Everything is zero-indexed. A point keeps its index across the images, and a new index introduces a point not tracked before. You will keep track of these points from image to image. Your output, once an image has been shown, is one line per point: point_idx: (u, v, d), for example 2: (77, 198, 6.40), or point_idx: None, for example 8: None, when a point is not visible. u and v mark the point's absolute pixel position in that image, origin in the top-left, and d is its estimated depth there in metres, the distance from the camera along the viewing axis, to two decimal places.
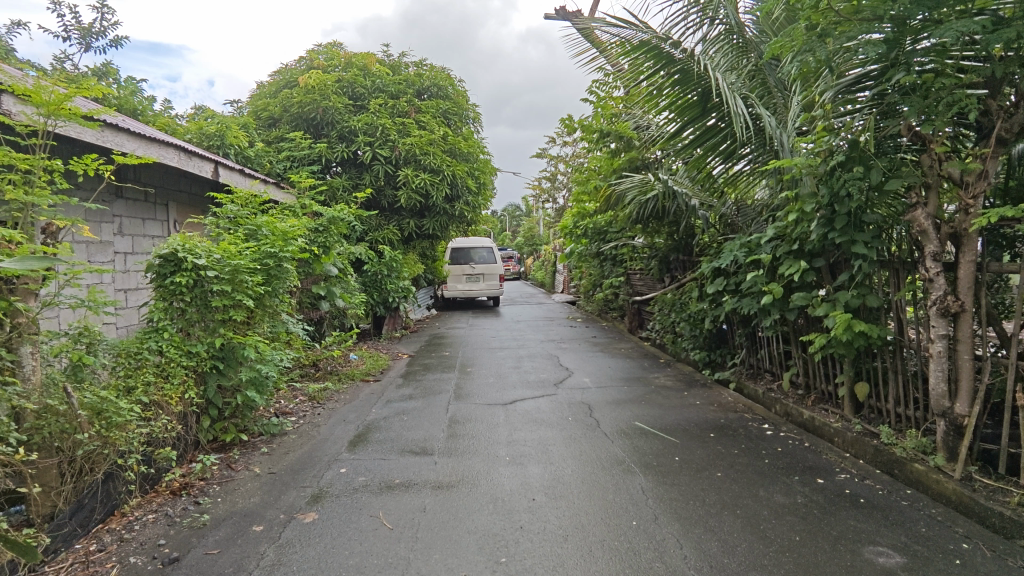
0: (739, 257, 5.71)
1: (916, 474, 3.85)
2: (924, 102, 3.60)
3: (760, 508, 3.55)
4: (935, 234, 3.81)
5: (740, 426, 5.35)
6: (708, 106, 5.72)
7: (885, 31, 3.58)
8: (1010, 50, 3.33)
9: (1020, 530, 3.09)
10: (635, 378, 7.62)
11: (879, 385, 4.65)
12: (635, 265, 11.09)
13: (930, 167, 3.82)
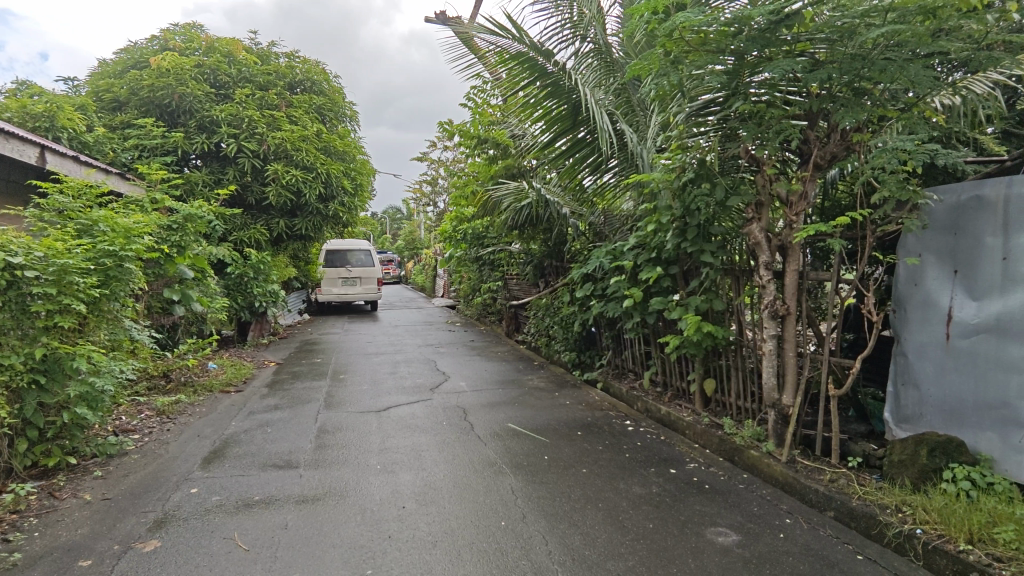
0: (605, 263, 6.06)
1: (752, 460, 4.31)
2: (758, 129, 4.05)
3: (620, 500, 3.78)
4: (767, 245, 4.30)
5: (605, 423, 5.66)
6: (579, 120, 6.01)
7: (727, 63, 3.96)
8: (823, 89, 3.86)
9: (829, 503, 3.57)
10: (510, 381, 7.78)
11: (723, 381, 5.16)
12: (512, 270, 11.35)
13: (763, 187, 4.32)
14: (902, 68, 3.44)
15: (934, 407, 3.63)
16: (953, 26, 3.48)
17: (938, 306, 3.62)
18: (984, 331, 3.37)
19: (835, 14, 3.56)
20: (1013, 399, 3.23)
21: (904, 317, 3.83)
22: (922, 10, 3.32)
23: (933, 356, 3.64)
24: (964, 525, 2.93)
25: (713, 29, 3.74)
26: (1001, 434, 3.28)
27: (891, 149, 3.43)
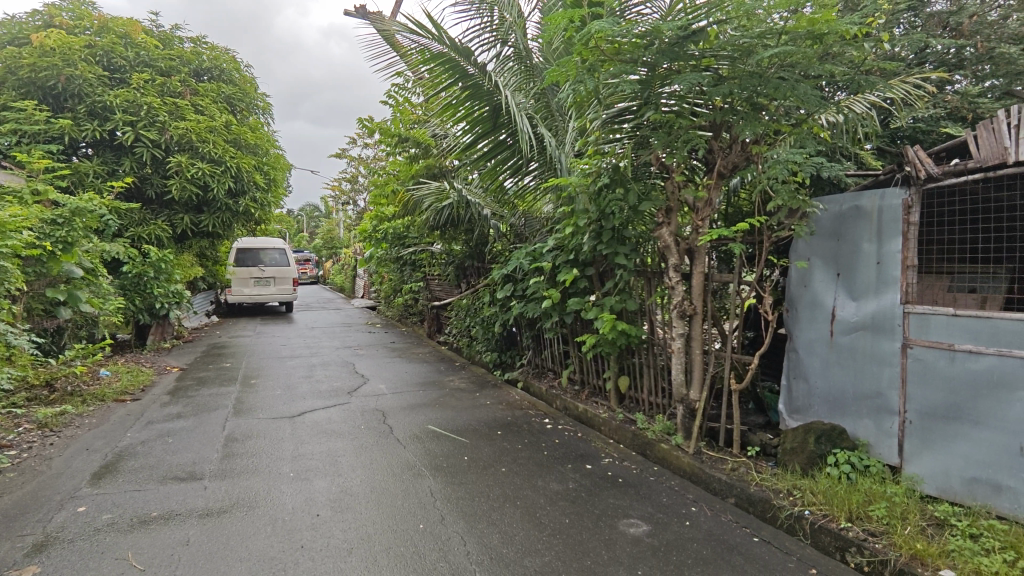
0: (524, 264, 6.15)
1: (662, 452, 4.52)
2: (668, 138, 4.27)
3: (537, 497, 3.85)
4: (676, 249, 4.54)
5: (524, 422, 5.75)
6: (500, 122, 6.06)
7: (640, 74, 4.14)
8: (726, 102, 4.12)
9: (730, 490, 3.82)
10: (431, 382, 7.73)
11: (636, 378, 5.39)
12: (434, 270, 11.28)
13: (672, 193, 4.56)
14: (794, 86, 3.75)
15: (821, 397, 3.98)
16: (836, 51, 3.83)
17: (824, 306, 3.97)
18: (862, 328, 3.73)
19: (737, 33, 3.82)
20: (885, 389, 3.60)
21: (795, 316, 4.16)
22: (810, 34, 3.63)
23: (820, 352, 3.99)
24: (845, 505, 3.23)
25: (627, 40, 3.90)
26: (875, 420, 3.65)
27: (784, 160, 3.72)
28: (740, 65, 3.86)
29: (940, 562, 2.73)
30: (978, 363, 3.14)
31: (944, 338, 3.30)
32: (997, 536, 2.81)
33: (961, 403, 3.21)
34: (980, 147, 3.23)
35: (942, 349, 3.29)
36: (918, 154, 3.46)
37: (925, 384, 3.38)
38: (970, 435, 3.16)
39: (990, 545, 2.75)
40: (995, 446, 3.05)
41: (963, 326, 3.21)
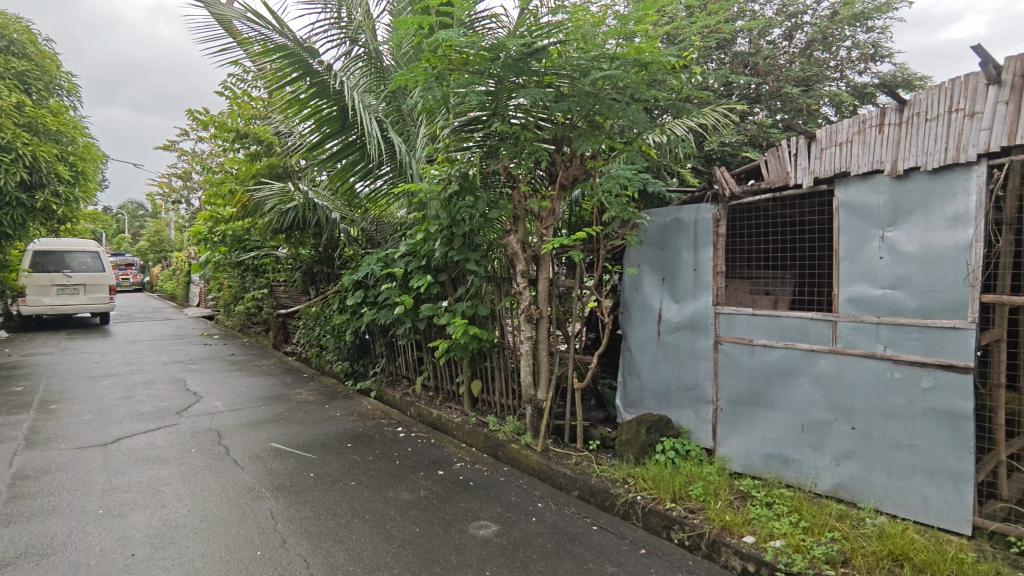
0: (375, 270, 5.99)
1: (512, 452, 4.66)
2: (515, 149, 4.44)
3: (387, 509, 3.77)
4: (523, 255, 4.74)
5: (376, 432, 5.60)
6: (349, 123, 5.86)
7: (489, 86, 4.25)
8: (566, 118, 4.39)
9: (573, 484, 4.05)
10: (275, 396, 7.22)
11: (488, 381, 5.53)
12: (280, 276, 10.58)
13: (519, 202, 4.77)
14: (624, 108, 4.12)
15: (650, 391, 4.39)
16: (659, 78, 4.27)
17: (652, 308, 4.38)
18: (682, 327, 4.18)
19: (575, 54, 4.09)
20: (701, 381, 4.07)
21: (629, 318, 4.55)
22: (637, 62, 4.00)
23: (649, 350, 4.40)
24: (669, 487, 3.57)
25: (474, 52, 4.00)
26: (694, 409, 4.12)
27: (617, 176, 4.08)
28: (578, 84, 4.14)
29: (743, 529, 3.13)
30: (771, 355, 3.66)
31: (745, 334, 3.81)
32: (786, 502, 3.30)
33: (758, 389, 3.73)
34: (769, 170, 3.77)
35: (744, 343, 3.80)
36: (723, 175, 3.96)
37: (732, 375, 3.87)
38: (766, 417, 3.68)
39: (780, 510, 3.22)
40: (784, 425, 3.59)
41: (759, 324, 3.73)
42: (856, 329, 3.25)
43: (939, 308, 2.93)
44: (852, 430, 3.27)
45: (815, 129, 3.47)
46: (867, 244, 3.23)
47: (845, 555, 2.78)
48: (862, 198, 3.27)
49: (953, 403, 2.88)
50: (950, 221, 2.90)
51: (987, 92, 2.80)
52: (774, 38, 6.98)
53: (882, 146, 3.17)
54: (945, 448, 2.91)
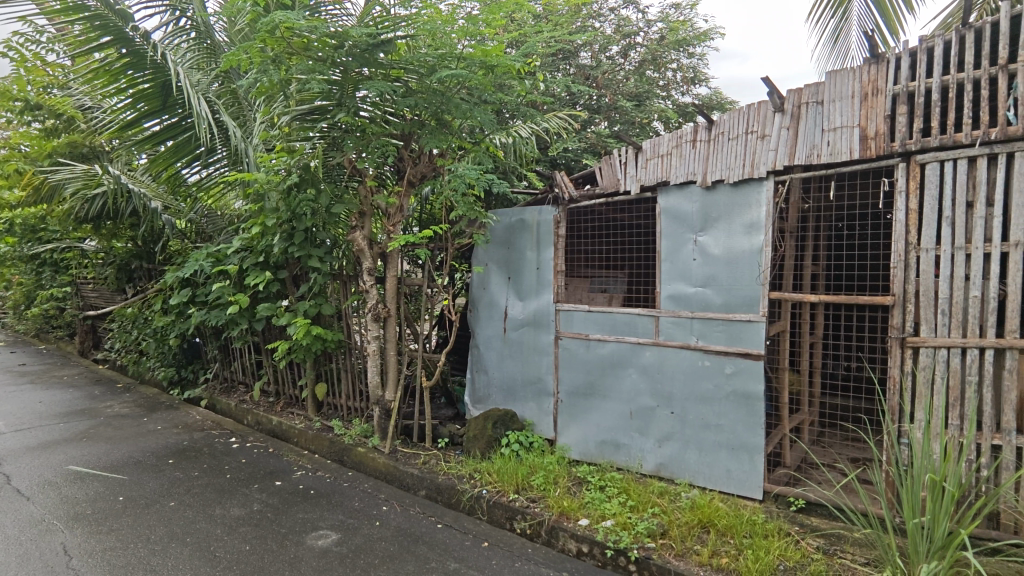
0: (205, 266, 5.41)
1: (359, 456, 4.50)
2: (360, 142, 4.27)
3: (213, 528, 3.43)
4: (369, 252, 4.59)
5: (204, 444, 5.08)
6: (171, 100, 5.23)
7: (333, 74, 4.05)
8: (414, 114, 4.32)
9: (420, 484, 4.01)
10: (78, 411, 6.24)
11: (334, 384, 5.29)
12: (87, 273, 9.17)
13: (365, 198, 4.59)
14: (471, 108, 4.16)
15: (497, 386, 4.54)
16: (504, 82, 4.37)
17: (498, 305, 4.54)
18: (526, 324, 4.36)
19: (422, 51, 4.04)
20: (544, 374, 4.27)
21: (477, 315, 4.67)
22: (483, 64, 4.05)
23: (496, 346, 4.55)
24: (513, 479, 3.68)
25: (315, 37, 3.79)
26: (537, 402, 4.32)
27: (462, 175, 4.10)
28: (426, 81, 4.09)
29: (579, 513, 3.32)
30: (604, 348, 3.94)
31: (582, 329, 4.06)
32: (617, 484, 3.56)
33: (594, 381, 3.99)
34: (603, 177, 4.05)
35: (581, 338, 4.05)
36: (563, 179, 4.17)
37: (571, 368, 4.11)
38: (600, 407, 3.96)
39: (611, 492, 3.47)
40: (615, 413, 3.88)
41: (594, 320, 3.99)
42: (674, 323, 3.61)
43: (739, 304, 3.36)
44: (671, 414, 3.63)
45: (641, 141, 3.80)
46: (682, 247, 3.60)
47: (664, 527, 3.07)
48: (679, 206, 3.63)
49: (748, 386, 3.32)
50: (747, 227, 3.33)
51: (774, 117, 3.26)
52: (613, 54, 7.52)
53: (694, 159, 3.55)
54: (743, 425, 3.34)
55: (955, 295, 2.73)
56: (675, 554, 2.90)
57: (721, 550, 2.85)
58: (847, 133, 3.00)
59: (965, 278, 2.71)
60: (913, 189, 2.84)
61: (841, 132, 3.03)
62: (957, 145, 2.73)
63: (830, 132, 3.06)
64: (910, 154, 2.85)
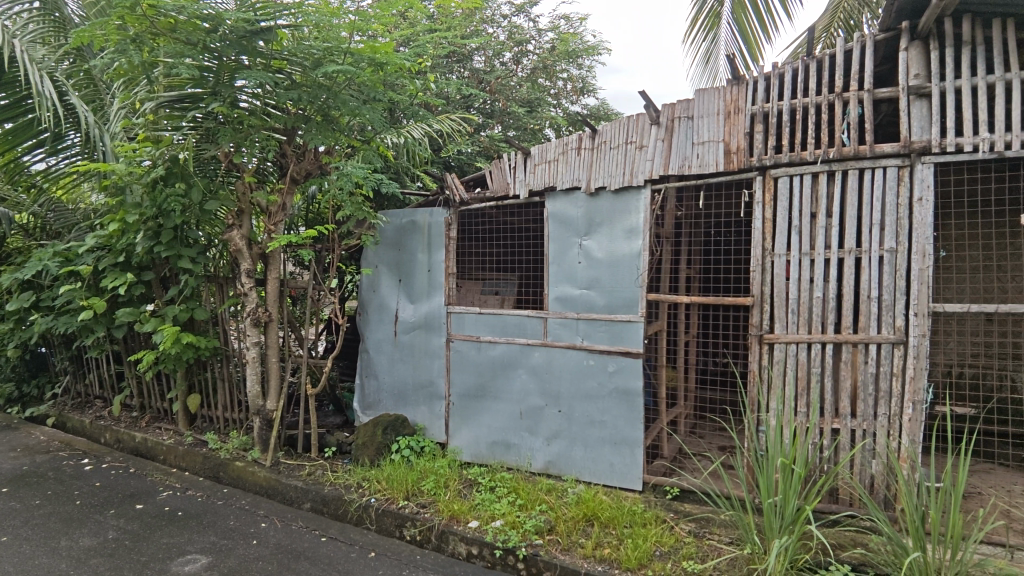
0: (51, 267, 4.80)
1: (236, 471, 4.18)
2: (237, 135, 3.98)
3: (56, 563, 3.04)
4: (248, 253, 4.29)
5: (50, 469, 4.49)
6: (7, 77, 4.57)
7: (205, 60, 3.75)
8: (299, 109, 4.11)
9: (304, 496, 3.81)
10: None
11: (209, 394, 4.90)
12: None
13: (243, 195, 4.26)
14: (359, 106, 4.01)
15: (387, 391, 4.44)
16: (395, 81, 4.27)
17: (389, 308, 4.44)
18: (417, 327, 4.31)
19: (306, 42, 3.85)
20: (435, 378, 4.23)
21: (366, 318, 4.54)
22: (371, 62, 3.91)
23: (386, 350, 4.45)
24: (402, 485, 3.60)
25: (183, 19, 3.50)
26: (429, 406, 4.27)
27: (349, 174, 3.94)
28: (310, 74, 3.89)
29: (469, 515, 3.32)
30: (494, 350, 3.98)
31: (473, 331, 4.07)
32: (507, 484, 3.60)
33: (485, 383, 4.02)
34: (493, 181, 4.09)
35: (472, 340, 4.06)
36: (454, 181, 4.16)
37: (462, 370, 4.11)
38: (491, 408, 3.99)
39: (501, 492, 3.51)
40: (506, 414, 3.93)
41: (485, 322, 4.02)
42: (562, 324, 3.72)
43: (620, 305, 3.53)
44: (559, 412, 3.74)
45: (529, 147, 3.89)
46: (569, 250, 3.72)
47: (551, 523, 3.15)
48: (565, 210, 3.76)
49: (629, 383, 3.50)
50: (627, 232, 3.51)
51: (650, 129, 3.47)
52: (506, 61, 7.66)
53: (579, 166, 3.69)
54: (624, 420, 3.52)
55: (802, 297, 3.05)
56: (561, 548, 2.98)
57: (604, 542, 2.97)
58: (713, 147, 3.26)
59: (810, 281, 3.04)
60: (768, 200, 3.14)
61: (708, 145, 3.28)
62: (803, 162, 3.06)
63: (699, 146, 3.31)
64: (766, 168, 3.15)
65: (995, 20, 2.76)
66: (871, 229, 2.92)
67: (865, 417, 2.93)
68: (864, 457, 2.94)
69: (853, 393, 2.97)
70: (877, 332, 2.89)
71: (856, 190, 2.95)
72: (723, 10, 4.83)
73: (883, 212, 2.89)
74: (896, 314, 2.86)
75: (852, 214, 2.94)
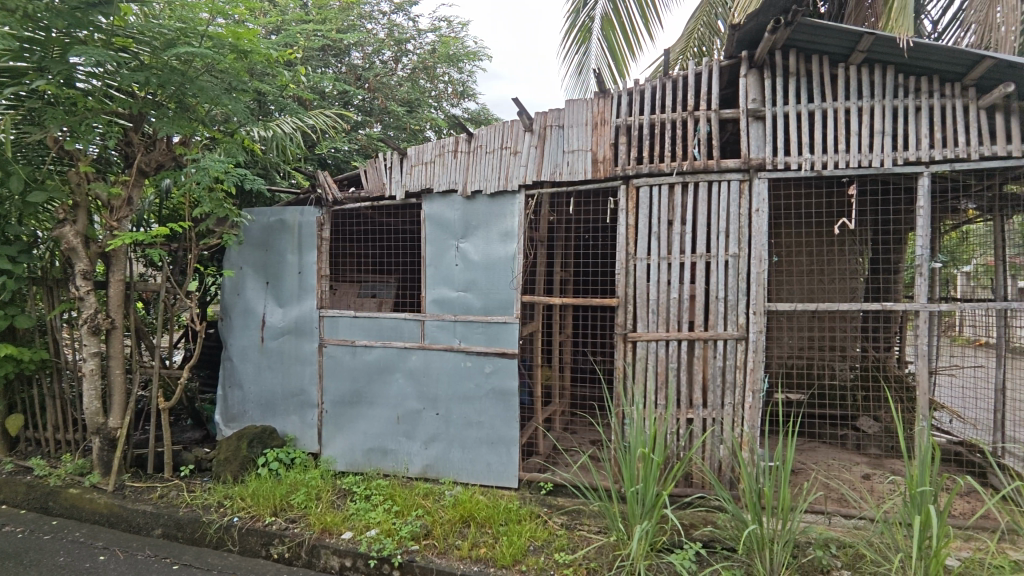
0: None
1: (69, 500, 3.68)
2: (70, 118, 3.51)
3: None
4: (84, 252, 3.79)
5: None
6: None
7: (28, 30, 3.27)
8: (148, 93, 3.72)
9: (155, 522, 3.44)
10: None
11: (36, 414, 4.27)
12: None
13: (78, 186, 3.77)
14: (220, 94, 3.69)
15: (253, 402, 4.15)
16: (262, 70, 3.99)
17: (255, 313, 4.16)
18: (286, 332, 4.07)
19: (156, 21, 3.49)
20: (307, 386, 4.02)
21: (229, 324, 4.21)
22: (234, 48, 3.61)
23: (252, 358, 4.15)
24: (268, 501, 3.37)
25: None
26: (300, 415, 4.05)
27: (207, 168, 3.62)
28: (160, 55, 3.51)
29: (342, 526, 3.19)
30: (370, 354, 3.87)
31: (348, 335, 3.93)
32: (382, 491, 3.51)
33: (360, 388, 3.89)
34: (368, 180, 3.98)
35: (347, 345, 3.91)
36: (326, 179, 3.98)
37: (336, 376, 3.95)
38: (367, 414, 3.87)
39: (376, 500, 3.41)
40: (382, 419, 3.84)
41: (360, 325, 3.90)
42: (439, 326, 3.71)
43: (496, 307, 3.59)
44: (436, 415, 3.72)
45: (405, 148, 3.84)
46: (446, 253, 3.72)
47: (427, 528, 3.12)
48: (441, 213, 3.75)
49: (504, 383, 3.57)
50: (503, 235, 3.59)
51: (524, 135, 3.59)
52: (385, 59, 7.50)
53: (456, 169, 3.71)
54: (500, 420, 3.58)
55: (661, 297, 3.31)
56: (438, 552, 2.96)
57: (480, 541, 3.00)
58: (582, 156, 3.43)
59: (668, 283, 3.30)
60: (631, 208, 3.36)
61: (578, 154, 3.45)
62: (660, 173, 3.31)
63: (569, 154, 3.47)
64: (629, 178, 3.37)
65: (814, 56, 3.17)
66: (718, 235, 3.23)
67: (714, 407, 3.22)
68: (713, 443, 3.24)
69: (704, 385, 3.26)
70: (723, 329, 3.21)
71: (706, 200, 3.25)
72: (593, 26, 5.09)
73: (727, 221, 3.21)
74: (739, 313, 3.19)
75: (702, 222, 3.24)
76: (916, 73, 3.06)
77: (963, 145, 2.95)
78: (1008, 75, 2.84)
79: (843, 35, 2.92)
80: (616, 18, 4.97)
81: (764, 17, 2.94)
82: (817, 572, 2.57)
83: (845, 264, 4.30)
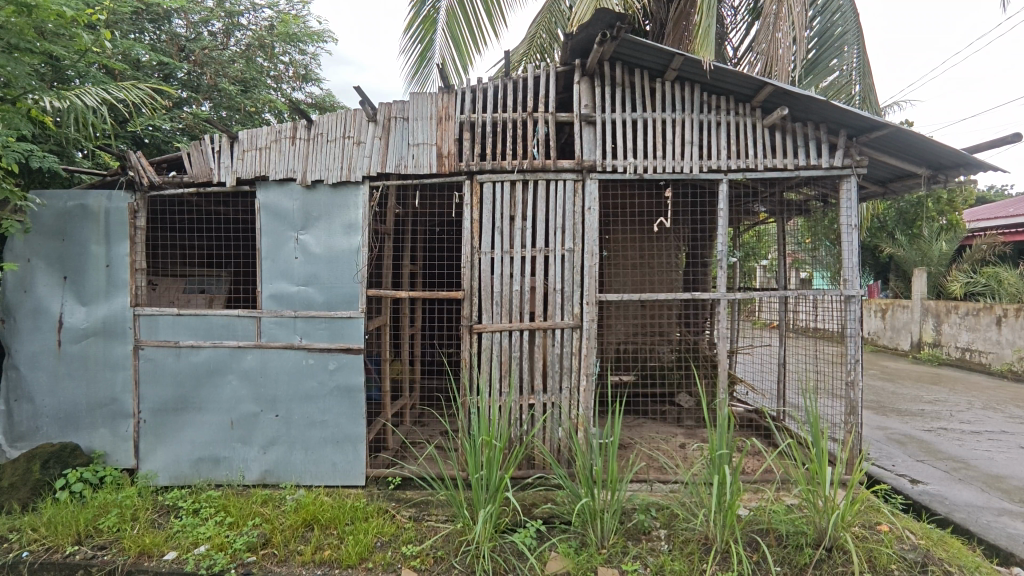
0: None
1: None
2: None
3: None
4: None
5: None
6: None
7: None
8: None
9: None
10: None
11: None
12: None
13: None
14: None
15: (48, 416, 3.57)
16: (54, 31, 3.40)
17: (50, 312, 3.57)
18: (91, 334, 3.56)
19: None
20: (119, 394, 3.56)
21: (12, 327, 3.55)
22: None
23: (46, 365, 3.57)
24: (69, 529, 2.93)
25: None
26: (110, 428, 3.57)
27: None
28: None
29: (164, 546, 2.88)
30: (197, 356, 3.53)
31: (170, 336, 3.54)
32: (213, 504, 3.23)
33: (186, 393, 3.54)
34: (192, 165, 3.60)
35: (168, 347, 3.53)
36: (139, 161, 3.51)
37: (155, 382, 3.55)
38: (195, 421, 3.54)
39: (206, 514, 3.13)
40: (212, 425, 3.53)
41: (184, 325, 3.53)
42: (277, 323, 3.49)
43: (339, 302, 3.47)
44: (275, 418, 3.51)
45: (236, 131, 3.55)
46: (283, 245, 3.50)
47: (265, 536, 2.93)
48: (278, 202, 3.52)
49: (350, 379, 3.48)
50: (346, 228, 3.48)
51: (368, 127, 3.53)
52: (214, 31, 6.84)
53: (294, 157, 3.52)
54: (346, 417, 3.49)
55: (503, 289, 3.44)
56: (277, 561, 2.81)
57: (323, 544, 2.90)
58: (426, 149, 3.46)
59: (509, 275, 3.45)
60: (475, 203, 3.44)
61: (422, 148, 3.48)
62: (502, 170, 3.44)
63: (414, 147, 3.49)
64: (473, 174, 3.46)
65: (636, 69, 3.51)
66: (555, 230, 3.45)
67: (553, 391, 3.45)
68: (552, 425, 3.47)
69: (543, 371, 3.46)
70: (559, 319, 3.44)
71: (544, 197, 3.44)
72: (438, 15, 5.07)
73: (564, 217, 3.45)
74: (574, 303, 3.43)
75: (541, 219, 3.43)
76: (717, 93, 3.52)
77: (752, 157, 3.45)
78: (784, 101, 3.38)
79: (659, 53, 3.27)
80: (461, 12, 5.03)
81: (594, 29, 3.18)
82: (640, 533, 2.87)
83: (665, 259, 4.84)
